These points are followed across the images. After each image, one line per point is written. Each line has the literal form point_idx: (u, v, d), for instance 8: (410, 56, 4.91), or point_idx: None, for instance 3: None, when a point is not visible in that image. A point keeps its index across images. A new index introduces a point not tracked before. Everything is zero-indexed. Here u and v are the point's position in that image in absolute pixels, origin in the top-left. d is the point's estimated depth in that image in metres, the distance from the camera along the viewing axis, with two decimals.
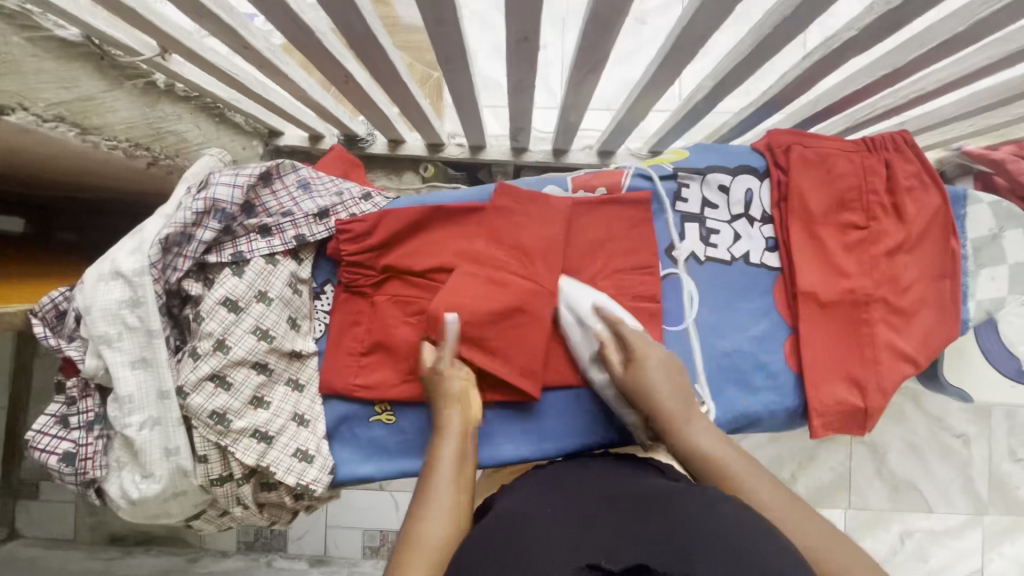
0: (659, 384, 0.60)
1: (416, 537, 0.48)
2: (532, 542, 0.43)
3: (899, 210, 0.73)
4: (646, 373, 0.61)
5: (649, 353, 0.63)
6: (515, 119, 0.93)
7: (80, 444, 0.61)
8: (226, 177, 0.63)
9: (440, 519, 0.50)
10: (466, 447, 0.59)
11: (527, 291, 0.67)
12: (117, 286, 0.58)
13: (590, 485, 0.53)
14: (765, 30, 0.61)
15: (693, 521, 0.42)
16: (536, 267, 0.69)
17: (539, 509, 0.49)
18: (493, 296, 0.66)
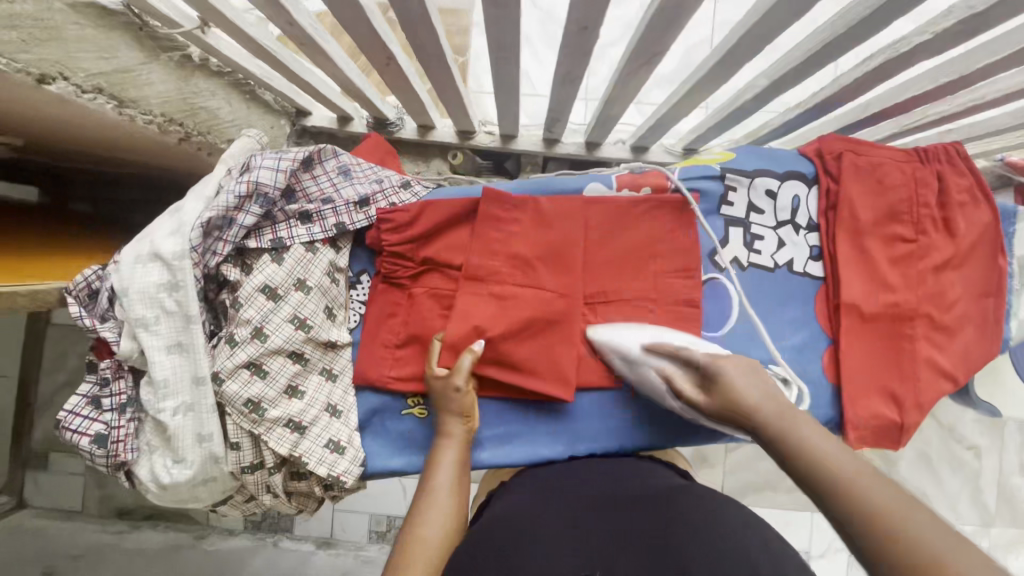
0: (749, 389, 0.51)
1: (417, 533, 0.52)
2: (529, 542, 0.47)
3: (949, 224, 0.71)
4: (734, 384, 0.51)
5: (724, 365, 0.53)
6: (554, 110, 0.91)
7: (112, 426, 0.59)
8: (268, 161, 0.61)
9: (441, 520, 0.53)
10: (466, 454, 0.61)
11: (537, 300, 0.66)
12: (155, 268, 0.57)
13: (588, 487, 0.58)
14: (834, 30, 0.60)
15: (681, 536, 0.45)
16: (541, 274, 0.67)
17: (539, 510, 0.53)
18: (505, 315, 0.65)
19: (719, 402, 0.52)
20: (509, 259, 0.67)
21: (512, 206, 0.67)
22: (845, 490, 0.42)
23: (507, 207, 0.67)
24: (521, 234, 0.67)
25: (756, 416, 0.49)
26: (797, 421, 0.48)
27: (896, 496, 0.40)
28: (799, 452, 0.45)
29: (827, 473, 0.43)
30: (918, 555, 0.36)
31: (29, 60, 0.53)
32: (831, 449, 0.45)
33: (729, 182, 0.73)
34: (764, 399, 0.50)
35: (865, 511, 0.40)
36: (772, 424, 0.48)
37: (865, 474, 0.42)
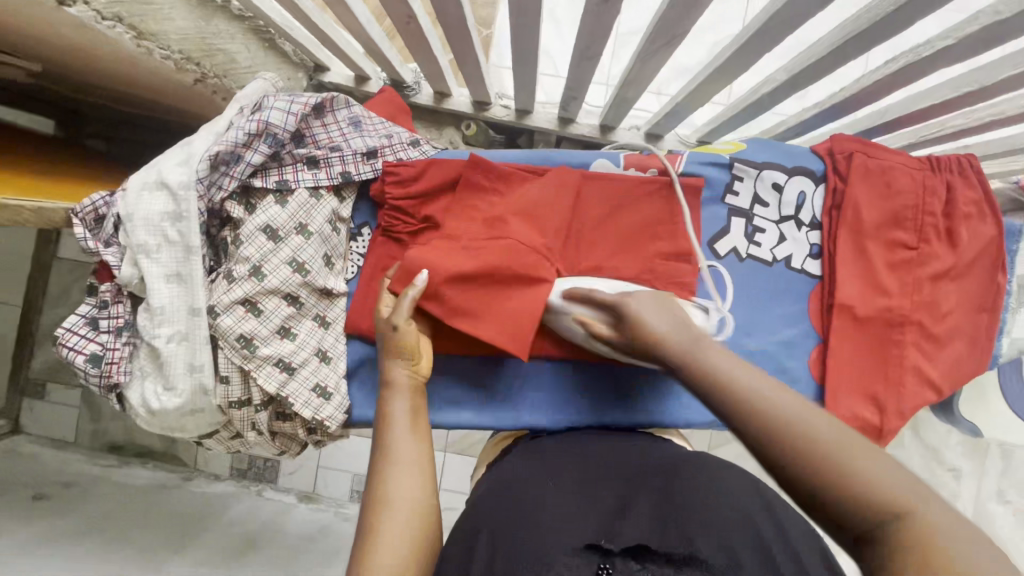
0: (655, 321, 0.50)
1: (382, 497, 0.50)
2: (525, 526, 0.45)
3: (953, 235, 0.71)
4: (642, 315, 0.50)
5: (631, 302, 0.52)
6: (570, 88, 0.90)
7: (108, 348, 0.61)
8: (281, 103, 0.62)
9: (405, 484, 0.51)
10: (416, 402, 0.58)
11: (510, 252, 0.63)
12: (161, 197, 0.58)
13: (577, 466, 0.57)
14: (858, 26, 0.59)
15: (698, 512, 0.45)
16: (508, 228, 0.65)
17: (539, 492, 0.51)
18: (469, 259, 0.62)
19: (631, 341, 0.51)
20: (483, 219, 0.67)
21: (496, 174, 0.68)
22: (755, 415, 0.39)
23: (491, 175, 0.67)
24: (502, 202, 0.68)
25: (664, 349, 0.48)
26: (703, 347, 0.46)
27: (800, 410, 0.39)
28: (703, 382, 0.44)
29: (736, 399, 0.41)
30: (826, 464, 0.36)
31: None
32: (737, 375, 0.42)
33: (736, 171, 0.72)
34: (669, 329, 0.48)
35: (776, 437, 0.38)
36: (679, 356, 0.46)
37: (770, 393, 0.40)
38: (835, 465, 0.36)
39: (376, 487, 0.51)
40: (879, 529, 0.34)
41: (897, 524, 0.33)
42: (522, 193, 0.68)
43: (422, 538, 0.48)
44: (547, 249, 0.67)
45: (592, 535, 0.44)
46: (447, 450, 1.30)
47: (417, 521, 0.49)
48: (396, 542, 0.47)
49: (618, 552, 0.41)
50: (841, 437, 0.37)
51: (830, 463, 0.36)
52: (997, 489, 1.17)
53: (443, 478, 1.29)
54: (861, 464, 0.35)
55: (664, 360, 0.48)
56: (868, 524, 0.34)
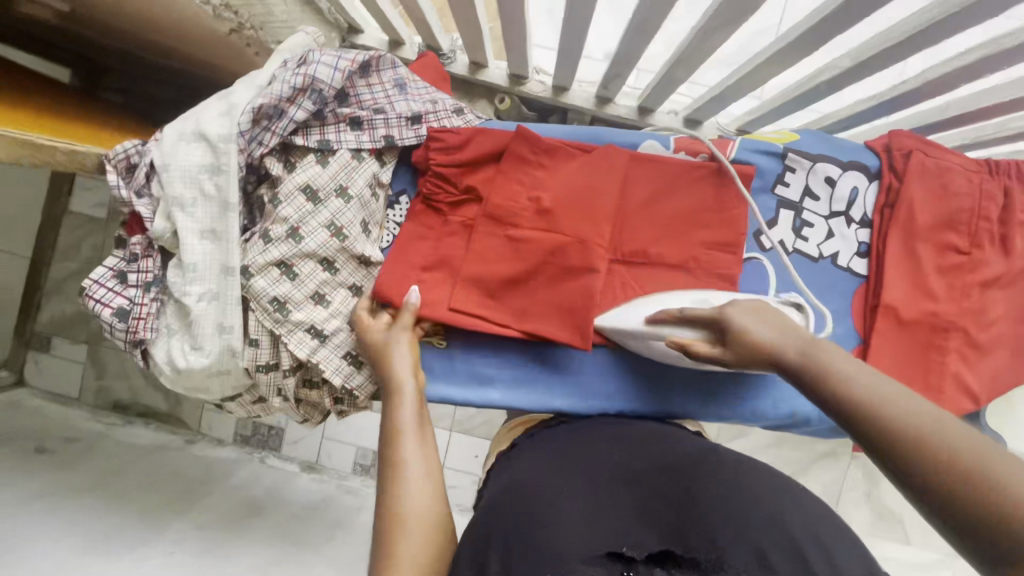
0: (759, 327, 0.48)
1: (398, 514, 0.47)
2: (544, 529, 0.43)
3: (1007, 242, 0.69)
4: (747, 322, 0.49)
5: (727, 309, 0.51)
6: (616, 65, 0.87)
7: (135, 303, 0.59)
8: (328, 58, 0.59)
9: (417, 500, 0.48)
10: (421, 409, 0.56)
11: (555, 245, 0.64)
12: (199, 149, 0.56)
13: (592, 458, 0.55)
14: (940, 12, 0.55)
15: (717, 511, 0.45)
16: (554, 218, 0.64)
17: (554, 483, 0.50)
18: (514, 258, 0.64)
19: (735, 348, 0.49)
20: (529, 199, 0.65)
21: (543, 148, 0.65)
22: (889, 418, 0.38)
23: (538, 149, 0.65)
24: (548, 180, 0.65)
25: (780, 356, 0.46)
26: (822, 349, 0.44)
27: (929, 412, 0.37)
28: (829, 386, 0.42)
29: (869, 400, 0.39)
30: (969, 469, 0.34)
31: None
32: (864, 379, 0.41)
33: (789, 162, 0.70)
34: (778, 336, 0.47)
35: (914, 440, 0.36)
36: (800, 360, 0.45)
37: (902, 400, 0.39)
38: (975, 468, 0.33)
39: (385, 498, 0.49)
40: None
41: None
42: (568, 172, 0.65)
43: (437, 548, 0.46)
44: (591, 230, 0.64)
45: (614, 541, 0.43)
46: (453, 429, 1.29)
47: (434, 535, 0.47)
48: (411, 558, 0.45)
49: (641, 560, 0.41)
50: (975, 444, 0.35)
51: (968, 465, 0.33)
52: None
53: (446, 457, 1.28)
54: (1004, 469, 0.33)
55: (788, 370, 0.45)
56: (1018, 534, 0.31)
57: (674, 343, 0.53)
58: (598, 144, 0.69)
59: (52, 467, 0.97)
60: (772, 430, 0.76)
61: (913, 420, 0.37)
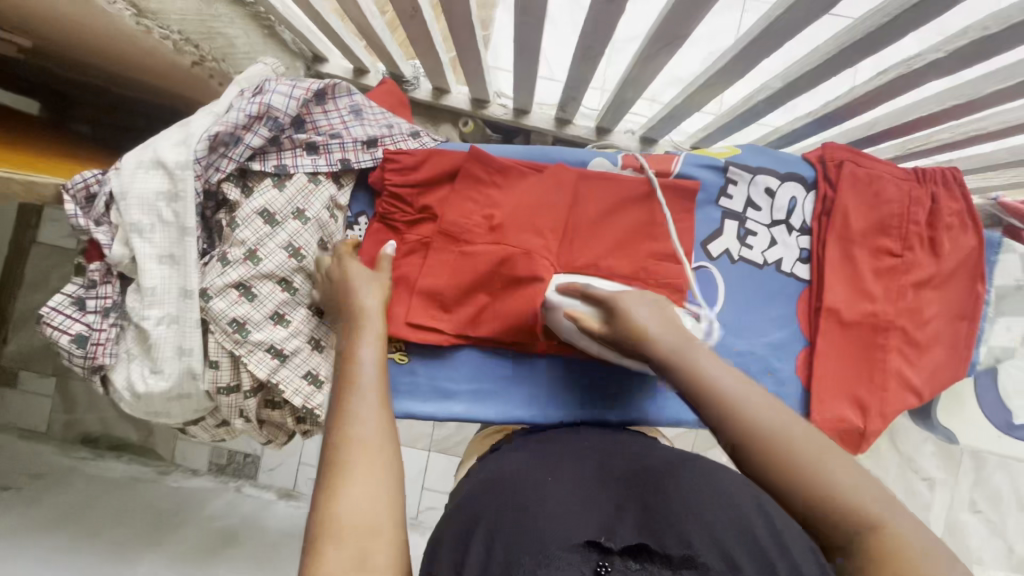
0: (646, 320, 0.52)
1: (347, 438, 0.45)
2: (523, 518, 0.45)
3: (936, 244, 0.73)
4: (636, 314, 0.52)
5: (620, 298, 0.54)
6: (570, 88, 0.91)
7: (94, 328, 0.60)
8: (283, 87, 0.62)
9: (371, 422, 0.47)
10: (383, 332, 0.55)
11: (505, 258, 0.66)
12: (157, 176, 0.58)
13: (574, 458, 0.57)
14: (851, 37, 0.59)
15: (688, 509, 0.45)
16: (506, 233, 0.67)
17: (534, 475, 0.52)
18: (464, 271, 0.66)
19: (619, 336, 0.53)
20: (482, 216, 0.67)
21: (495, 168, 0.68)
22: (749, 436, 0.44)
23: (490, 168, 0.68)
24: (501, 197, 0.68)
25: (655, 349, 0.50)
26: (692, 347, 0.50)
27: (787, 425, 0.44)
28: (695, 388, 0.47)
29: (738, 418, 0.45)
30: (810, 474, 0.42)
31: None
32: (731, 387, 0.46)
33: (731, 175, 0.74)
34: (660, 329, 0.51)
35: (759, 445, 0.43)
36: (670, 355, 0.50)
37: (787, 424, 0.44)
38: (854, 513, 0.40)
39: (337, 421, 0.47)
40: (857, 538, 0.39)
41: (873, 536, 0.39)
42: (519, 190, 0.68)
43: (390, 473, 0.44)
44: (540, 245, 0.67)
45: (594, 533, 0.43)
46: (431, 449, 1.29)
47: (384, 457, 0.45)
48: (361, 479, 0.43)
49: (618, 551, 0.41)
50: (847, 472, 0.42)
51: (813, 477, 0.41)
52: (968, 497, 1.19)
53: (425, 477, 1.28)
54: (841, 477, 0.41)
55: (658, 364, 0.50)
56: (842, 533, 0.40)
57: (568, 316, 0.57)
58: (548, 163, 0.72)
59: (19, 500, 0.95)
60: None
61: (768, 432, 0.43)
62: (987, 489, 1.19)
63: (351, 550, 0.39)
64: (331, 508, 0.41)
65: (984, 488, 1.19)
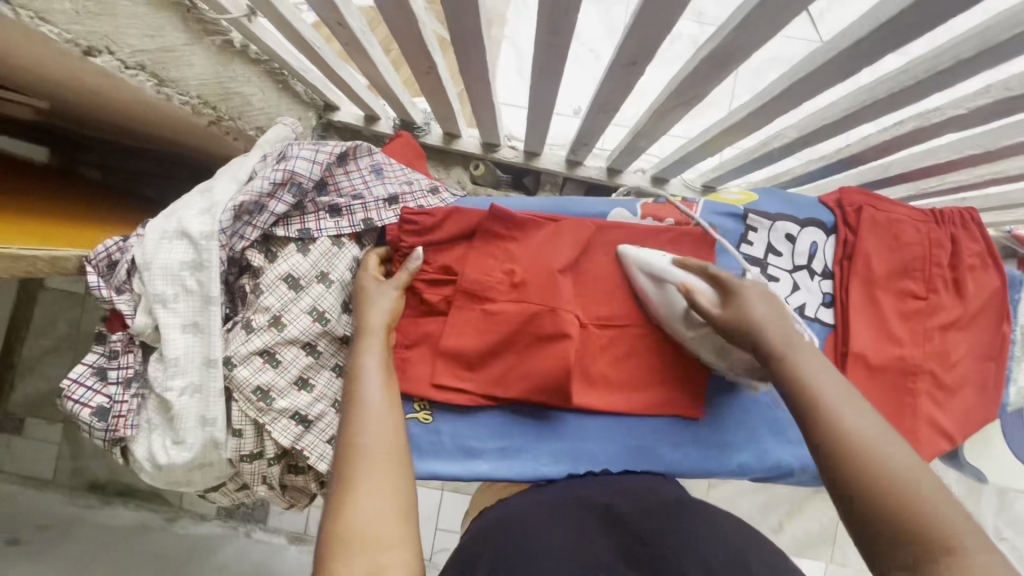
0: (760, 312, 0.53)
1: (355, 451, 0.48)
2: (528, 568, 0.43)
3: (960, 286, 0.73)
4: (751, 310, 0.53)
5: (746, 288, 0.55)
6: (582, 136, 0.91)
7: (115, 400, 0.59)
8: (306, 152, 0.62)
9: (375, 434, 0.49)
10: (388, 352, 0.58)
11: (527, 316, 0.65)
12: (181, 246, 0.57)
13: (584, 500, 0.55)
14: (874, 94, 0.59)
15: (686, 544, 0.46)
16: (529, 291, 0.65)
17: (544, 517, 0.51)
18: (490, 332, 0.65)
19: (731, 316, 0.54)
20: (503, 273, 0.66)
21: (515, 223, 0.67)
22: (847, 443, 0.43)
23: (509, 224, 0.66)
24: (520, 251, 0.67)
25: (762, 338, 0.52)
26: (800, 350, 0.51)
27: (889, 444, 0.43)
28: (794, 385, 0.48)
29: (834, 428, 0.45)
30: (896, 492, 0.40)
31: (79, 32, 0.54)
32: (848, 411, 0.45)
33: (750, 222, 0.74)
34: (771, 322, 0.52)
35: (854, 452, 0.43)
36: (778, 345, 0.51)
37: (886, 444, 0.43)
38: (921, 520, 0.38)
39: (348, 432, 0.50)
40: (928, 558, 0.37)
41: (947, 565, 0.36)
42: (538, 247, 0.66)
43: (398, 484, 0.47)
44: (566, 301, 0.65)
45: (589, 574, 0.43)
46: (445, 488, 1.26)
47: (391, 466, 0.48)
48: (373, 493, 0.45)
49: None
50: (938, 501, 0.39)
51: (895, 488, 0.40)
52: (993, 526, 1.16)
53: (438, 517, 1.25)
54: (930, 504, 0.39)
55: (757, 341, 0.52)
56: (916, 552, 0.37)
57: (681, 285, 0.58)
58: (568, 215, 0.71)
59: (28, 554, 0.91)
60: (761, 481, 0.77)
61: (856, 437, 0.43)
62: (1009, 516, 1.17)
63: (366, 562, 0.41)
64: (347, 520, 0.43)
65: (1008, 516, 1.17)
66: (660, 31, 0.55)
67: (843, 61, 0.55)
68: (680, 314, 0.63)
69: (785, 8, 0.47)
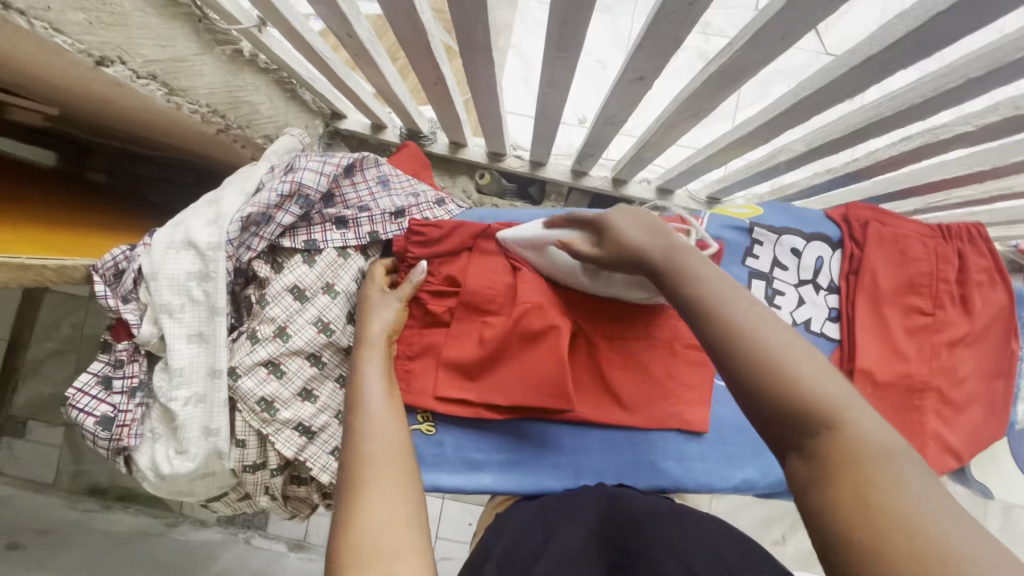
0: (630, 232, 0.51)
1: (361, 460, 0.48)
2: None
3: (968, 303, 0.73)
4: (624, 234, 0.51)
5: (613, 215, 0.52)
6: (589, 147, 0.92)
7: (120, 409, 0.59)
8: (314, 164, 0.62)
9: (381, 442, 0.50)
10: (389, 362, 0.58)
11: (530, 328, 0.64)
12: (188, 256, 0.58)
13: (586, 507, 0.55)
14: (882, 110, 0.59)
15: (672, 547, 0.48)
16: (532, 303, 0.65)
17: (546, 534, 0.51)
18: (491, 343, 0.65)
19: (613, 252, 0.51)
20: (506, 285, 0.66)
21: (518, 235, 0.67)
22: (739, 338, 0.41)
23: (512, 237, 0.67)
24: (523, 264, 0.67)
25: (645, 256, 0.49)
26: (679, 252, 0.48)
27: (770, 329, 0.41)
28: (685, 292, 0.45)
29: (722, 324, 0.42)
30: (782, 380, 0.38)
31: (92, 42, 0.54)
32: (735, 305, 0.43)
33: (757, 236, 0.73)
34: (647, 238, 0.50)
35: (744, 346, 0.40)
36: (661, 260, 0.48)
37: (765, 324, 0.41)
38: (806, 401, 0.37)
39: (352, 443, 0.50)
40: (818, 437, 0.37)
41: (831, 437, 0.36)
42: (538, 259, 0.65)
43: (408, 491, 0.47)
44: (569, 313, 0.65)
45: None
46: (446, 497, 1.26)
47: (398, 472, 0.48)
48: (382, 498, 0.45)
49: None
50: (821, 377, 0.38)
51: (782, 371, 0.39)
52: None
53: (439, 526, 1.24)
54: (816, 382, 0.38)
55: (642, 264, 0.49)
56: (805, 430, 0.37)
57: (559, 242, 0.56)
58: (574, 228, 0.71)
59: (29, 558, 0.90)
60: (765, 496, 0.77)
61: (744, 328, 0.41)
62: (1016, 532, 1.16)
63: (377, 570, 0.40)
64: (358, 528, 0.43)
65: (1014, 533, 1.16)
66: (670, 46, 0.55)
67: (852, 77, 0.55)
68: (578, 270, 0.60)
69: (793, 25, 0.47)
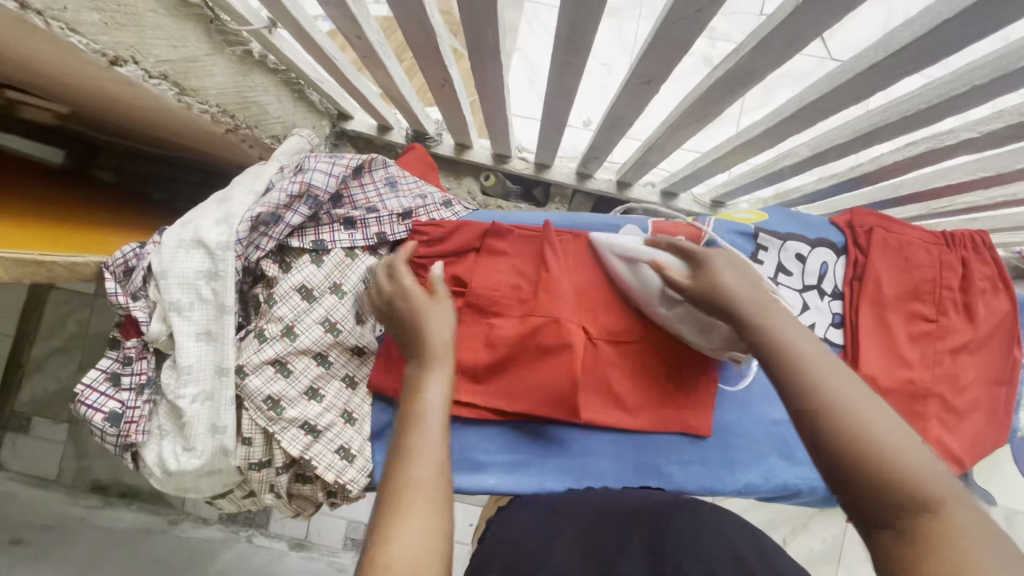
0: (729, 276, 0.50)
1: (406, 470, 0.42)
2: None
3: (971, 310, 0.73)
4: (721, 276, 0.50)
5: (713, 255, 0.52)
6: (594, 150, 0.92)
7: (128, 406, 0.59)
8: (323, 165, 0.63)
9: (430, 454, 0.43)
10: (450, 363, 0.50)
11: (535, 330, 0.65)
12: (198, 255, 0.58)
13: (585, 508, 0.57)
14: (886, 116, 0.60)
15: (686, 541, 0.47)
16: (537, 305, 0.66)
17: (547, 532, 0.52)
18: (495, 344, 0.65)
19: (700, 288, 0.51)
20: (511, 286, 0.67)
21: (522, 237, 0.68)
22: (828, 403, 0.40)
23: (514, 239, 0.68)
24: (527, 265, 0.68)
25: (734, 302, 0.48)
26: (770, 307, 0.47)
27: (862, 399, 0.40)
28: (769, 344, 0.45)
29: (808, 386, 0.41)
30: (871, 449, 0.37)
31: (106, 43, 0.54)
32: (826, 369, 0.42)
33: (761, 241, 0.74)
34: (743, 286, 0.49)
35: (833, 411, 0.39)
36: (752, 307, 0.47)
37: (858, 394, 0.40)
38: (899, 475, 0.36)
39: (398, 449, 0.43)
40: (911, 514, 0.35)
41: (927, 516, 0.34)
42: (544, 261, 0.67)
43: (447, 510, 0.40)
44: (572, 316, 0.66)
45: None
46: None
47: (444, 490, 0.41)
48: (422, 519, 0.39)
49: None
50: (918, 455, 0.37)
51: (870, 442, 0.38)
52: None
53: None
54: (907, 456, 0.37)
55: (731, 309, 0.48)
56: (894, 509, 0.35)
57: (653, 263, 0.56)
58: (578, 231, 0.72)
59: (32, 553, 0.91)
60: (767, 500, 0.77)
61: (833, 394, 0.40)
62: None
63: None
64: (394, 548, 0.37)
65: None
66: (676, 51, 0.56)
67: (857, 83, 0.55)
68: (660, 294, 0.61)
69: (799, 31, 0.48)
